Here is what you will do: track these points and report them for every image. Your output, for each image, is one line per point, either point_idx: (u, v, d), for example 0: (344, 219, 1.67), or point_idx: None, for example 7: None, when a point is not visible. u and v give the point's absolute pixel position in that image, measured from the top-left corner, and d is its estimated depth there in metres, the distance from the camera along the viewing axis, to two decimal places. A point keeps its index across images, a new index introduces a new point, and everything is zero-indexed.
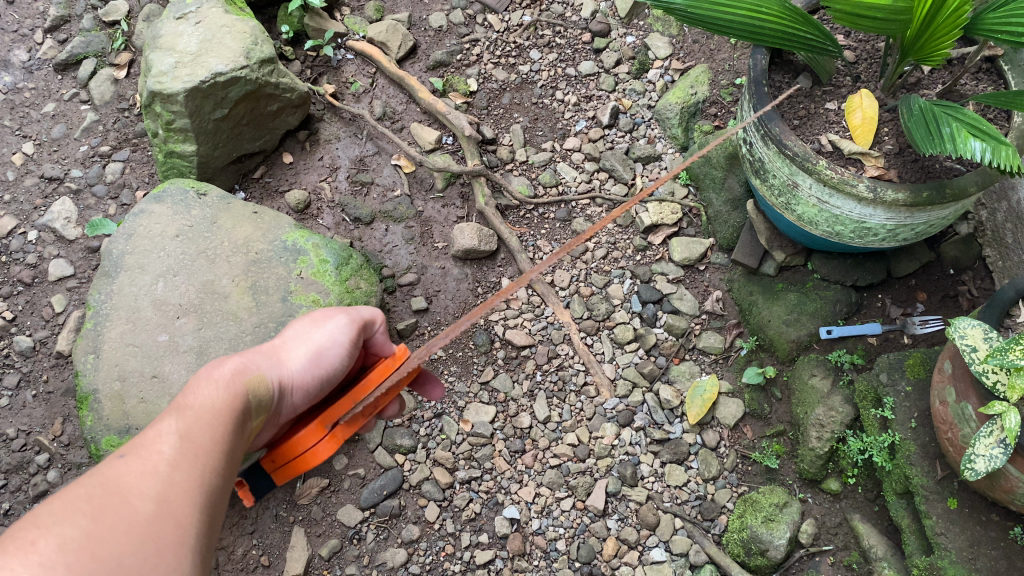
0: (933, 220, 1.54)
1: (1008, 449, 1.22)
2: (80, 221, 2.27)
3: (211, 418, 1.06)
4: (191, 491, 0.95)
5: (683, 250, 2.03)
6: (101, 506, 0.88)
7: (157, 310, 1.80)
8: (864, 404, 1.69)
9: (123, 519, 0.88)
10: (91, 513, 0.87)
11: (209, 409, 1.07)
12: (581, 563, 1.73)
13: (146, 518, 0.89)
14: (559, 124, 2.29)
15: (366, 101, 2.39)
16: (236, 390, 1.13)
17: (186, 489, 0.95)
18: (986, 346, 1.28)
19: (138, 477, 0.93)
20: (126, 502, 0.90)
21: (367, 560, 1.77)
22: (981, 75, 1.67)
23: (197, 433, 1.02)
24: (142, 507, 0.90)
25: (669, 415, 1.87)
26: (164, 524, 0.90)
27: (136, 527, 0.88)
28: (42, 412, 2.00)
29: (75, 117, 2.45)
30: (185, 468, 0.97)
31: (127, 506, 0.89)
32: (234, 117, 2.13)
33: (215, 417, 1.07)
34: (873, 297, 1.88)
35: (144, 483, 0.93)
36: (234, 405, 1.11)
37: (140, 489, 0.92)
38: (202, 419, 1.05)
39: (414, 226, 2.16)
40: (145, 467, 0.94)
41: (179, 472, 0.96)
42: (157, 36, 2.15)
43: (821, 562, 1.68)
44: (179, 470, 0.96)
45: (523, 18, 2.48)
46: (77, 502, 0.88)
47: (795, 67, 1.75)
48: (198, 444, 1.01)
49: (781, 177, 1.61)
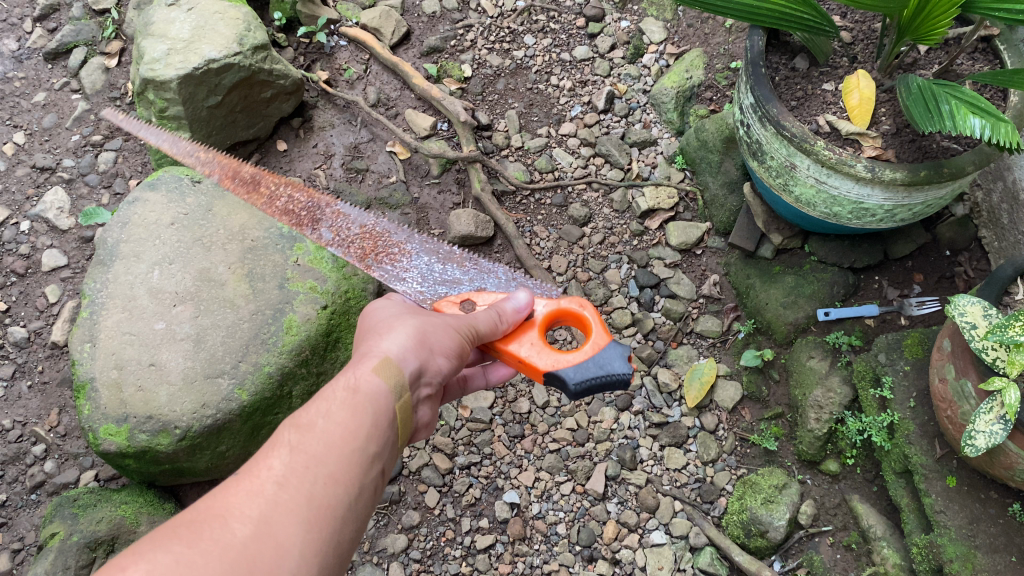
0: (930, 199, 1.54)
1: (1008, 425, 1.23)
2: (73, 211, 2.25)
3: (331, 423, 1.00)
4: (296, 508, 0.90)
5: (680, 234, 2.03)
6: (197, 531, 0.86)
7: (153, 298, 1.79)
8: (862, 384, 1.70)
9: (219, 542, 0.85)
10: (185, 539, 0.84)
11: (324, 416, 1.00)
12: (581, 547, 1.73)
13: (243, 541, 0.86)
14: (554, 109, 2.29)
15: (360, 87, 2.38)
16: (359, 390, 1.05)
17: (293, 507, 0.90)
18: (986, 323, 1.28)
19: (240, 499, 0.89)
20: (223, 525, 0.87)
21: (367, 546, 1.77)
22: (977, 55, 1.67)
23: (311, 443, 0.97)
24: (240, 531, 0.86)
25: (667, 398, 1.88)
26: (267, 544, 0.86)
27: (233, 551, 0.85)
28: (39, 403, 1.99)
29: (66, 106, 2.43)
30: (295, 484, 0.92)
31: (223, 529, 0.86)
32: (228, 104, 2.12)
33: (344, 420, 1.01)
34: (869, 279, 1.88)
35: (246, 505, 0.89)
36: (354, 402, 1.03)
37: (240, 512, 0.88)
38: (318, 424, 0.99)
39: (410, 213, 2.16)
40: (250, 488, 0.91)
41: (286, 490, 0.91)
42: (149, 22, 2.13)
43: (821, 543, 1.68)
44: (287, 487, 0.91)
45: (517, 3, 2.47)
46: (174, 531, 0.85)
47: (792, 49, 1.76)
48: (309, 455, 0.95)
49: (779, 158, 1.61)
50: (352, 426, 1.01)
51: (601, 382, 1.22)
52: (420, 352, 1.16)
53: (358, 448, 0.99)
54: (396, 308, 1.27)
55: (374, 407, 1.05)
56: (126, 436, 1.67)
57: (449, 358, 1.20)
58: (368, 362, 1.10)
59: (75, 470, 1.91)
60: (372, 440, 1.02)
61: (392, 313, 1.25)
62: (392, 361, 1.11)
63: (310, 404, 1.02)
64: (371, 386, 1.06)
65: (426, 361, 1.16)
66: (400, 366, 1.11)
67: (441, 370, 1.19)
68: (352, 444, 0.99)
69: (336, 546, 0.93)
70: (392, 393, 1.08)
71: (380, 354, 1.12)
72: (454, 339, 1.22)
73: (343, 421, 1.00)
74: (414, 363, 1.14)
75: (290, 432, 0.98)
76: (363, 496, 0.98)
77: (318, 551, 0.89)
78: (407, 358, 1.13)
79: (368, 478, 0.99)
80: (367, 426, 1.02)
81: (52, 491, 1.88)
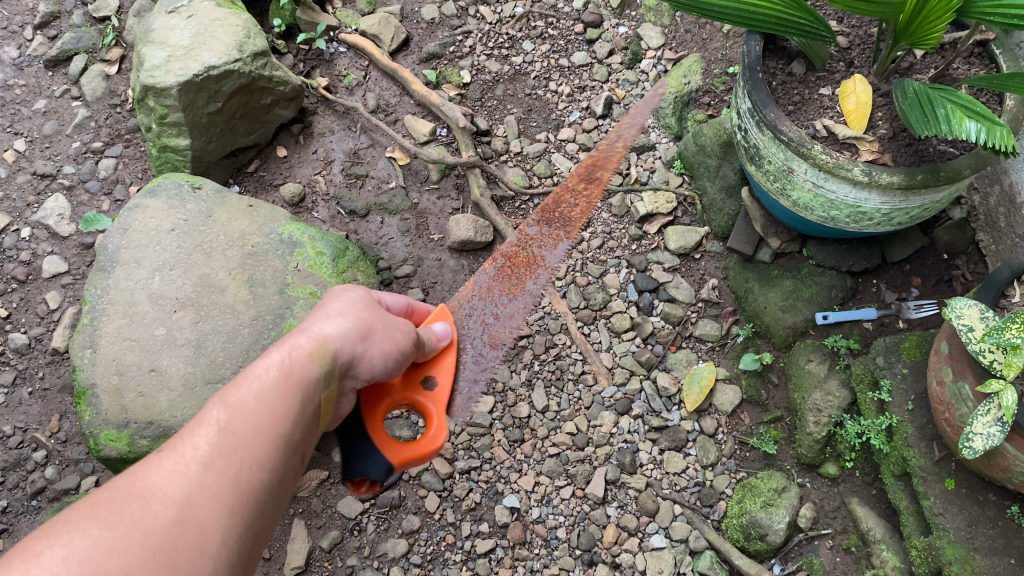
0: (928, 203, 1.55)
1: (1006, 427, 1.23)
2: (74, 218, 2.26)
3: (260, 408, 1.03)
4: (219, 491, 0.93)
5: (679, 239, 2.04)
6: (119, 512, 0.86)
7: (153, 304, 1.80)
8: (861, 388, 1.71)
9: (141, 523, 0.86)
10: (106, 520, 0.84)
11: (254, 398, 1.04)
12: (582, 551, 1.73)
13: (166, 522, 0.87)
14: (553, 115, 2.30)
15: (359, 93, 2.39)
16: (292, 373, 1.09)
17: (217, 491, 0.93)
18: (983, 326, 1.28)
19: (163, 479, 0.91)
20: (146, 505, 0.88)
21: (368, 551, 1.78)
22: (973, 60, 1.68)
23: (239, 425, 1.00)
24: (163, 513, 0.88)
25: (666, 402, 1.88)
26: (188, 526, 0.88)
27: (155, 532, 0.86)
28: (39, 409, 2.00)
29: (67, 113, 2.43)
30: (218, 467, 0.95)
31: (146, 510, 0.87)
32: (228, 111, 2.12)
33: (272, 405, 1.04)
34: (868, 283, 1.89)
35: (170, 486, 0.91)
36: (284, 387, 1.07)
37: (163, 492, 0.90)
38: (248, 408, 1.02)
39: (409, 219, 2.17)
40: (174, 468, 0.93)
41: (210, 472, 0.94)
42: (149, 30, 2.14)
43: (820, 546, 1.69)
44: (211, 470, 0.94)
45: (516, 9, 2.48)
46: (95, 507, 0.85)
47: (789, 54, 1.76)
48: (235, 439, 0.98)
49: (777, 162, 1.62)
50: (277, 416, 1.04)
51: (354, 450, 1.31)
52: (357, 346, 1.20)
53: (282, 435, 1.03)
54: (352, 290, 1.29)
55: (302, 396, 1.08)
56: (127, 442, 1.67)
57: (383, 362, 1.24)
58: (306, 343, 1.13)
59: (76, 476, 1.91)
60: (297, 426, 1.06)
61: (344, 296, 1.27)
62: (329, 349, 1.15)
63: (241, 384, 1.05)
64: (304, 372, 1.10)
65: (361, 355, 1.20)
66: (335, 354, 1.15)
67: (372, 370, 1.23)
68: (278, 431, 1.03)
69: (253, 529, 0.96)
70: (321, 382, 1.12)
71: (321, 343, 1.14)
72: (394, 347, 1.26)
73: (270, 406, 1.04)
74: (348, 356, 1.18)
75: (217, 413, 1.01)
76: (282, 481, 1.02)
77: (236, 534, 0.92)
78: (345, 348, 1.17)
79: (288, 463, 1.03)
80: (291, 416, 1.06)
81: (53, 497, 1.89)
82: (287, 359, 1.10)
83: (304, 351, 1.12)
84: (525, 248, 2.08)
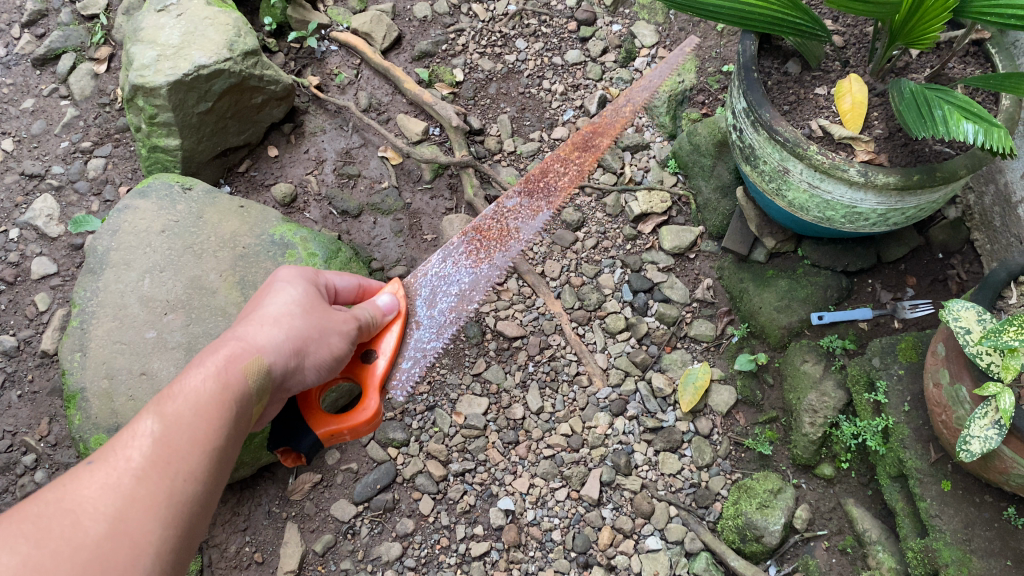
0: (924, 203, 1.54)
1: (1003, 430, 1.22)
2: (63, 218, 2.24)
3: (198, 416, 1.06)
4: (152, 506, 0.96)
5: (673, 239, 2.03)
6: (47, 528, 0.90)
7: (144, 306, 1.78)
8: (856, 389, 1.70)
9: (69, 540, 0.90)
10: (33, 538, 0.89)
11: (191, 409, 1.06)
12: (577, 553, 1.72)
13: (95, 540, 0.91)
14: (546, 113, 2.28)
15: (351, 92, 2.37)
16: (230, 385, 1.12)
17: (152, 500, 0.97)
18: (980, 328, 1.28)
19: (94, 493, 0.94)
20: (77, 522, 0.92)
21: (361, 554, 1.76)
22: (969, 59, 1.67)
23: (174, 437, 1.03)
24: (94, 529, 0.92)
25: (661, 403, 1.87)
26: (119, 542, 0.92)
27: (85, 549, 0.90)
28: (28, 412, 1.97)
29: (55, 112, 2.41)
30: (153, 480, 0.98)
31: (76, 525, 0.91)
32: (219, 110, 2.10)
33: (208, 418, 1.07)
34: (863, 282, 1.88)
35: (101, 500, 0.94)
36: (220, 400, 1.09)
37: (95, 506, 0.93)
38: (184, 417, 1.05)
39: (402, 219, 2.15)
40: (107, 480, 0.96)
41: (143, 485, 0.97)
42: (138, 29, 2.12)
43: (816, 547, 1.68)
44: (145, 483, 0.97)
45: (509, 8, 2.46)
46: (23, 523, 0.90)
47: (784, 53, 1.75)
48: (171, 450, 1.01)
49: (772, 163, 1.61)
50: (213, 423, 1.07)
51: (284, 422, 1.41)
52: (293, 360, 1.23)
53: (217, 447, 1.06)
54: (291, 287, 1.31)
55: (236, 403, 1.12)
56: None
57: (318, 373, 1.29)
58: (244, 356, 1.16)
59: None
60: (231, 437, 1.10)
61: (283, 297, 1.29)
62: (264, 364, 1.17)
63: (177, 394, 1.07)
64: (239, 386, 1.13)
65: (296, 367, 1.24)
66: (269, 367, 1.18)
67: (306, 379, 1.28)
68: (213, 443, 1.06)
69: (188, 538, 1.01)
70: (253, 395, 1.15)
71: (258, 353, 1.18)
72: (332, 351, 1.29)
73: (205, 419, 1.06)
74: (283, 368, 1.21)
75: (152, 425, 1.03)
76: (217, 490, 1.06)
77: (170, 546, 0.96)
78: (278, 361, 1.20)
79: (223, 471, 1.07)
80: (227, 423, 1.09)
81: None
82: (223, 371, 1.13)
83: (240, 357, 1.16)
84: (502, 220, 2.06)
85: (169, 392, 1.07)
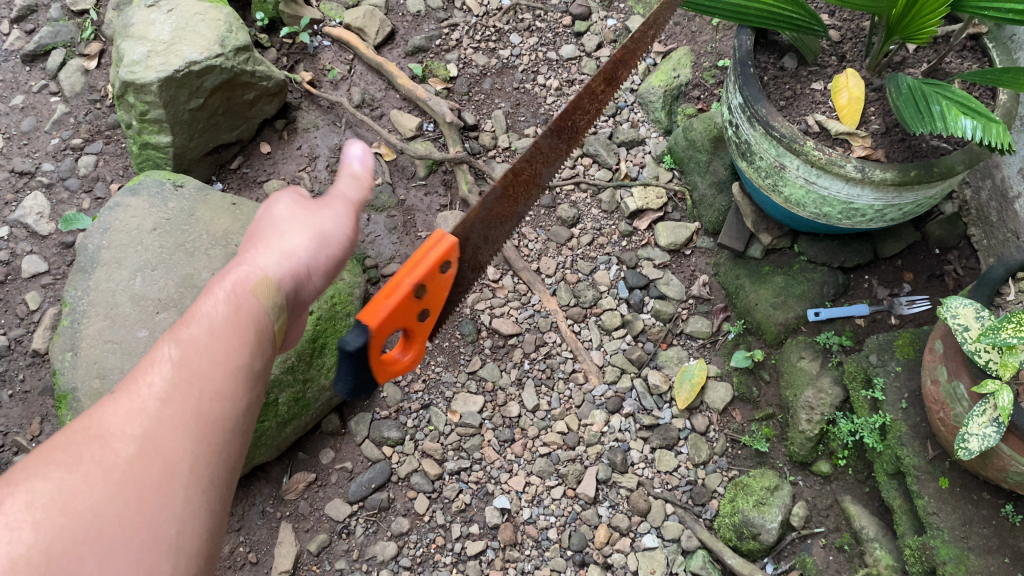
0: (921, 199, 1.53)
1: (1002, 427, 1.22)
2: (53, 216, 2.22)
3: (214, 337, 0.91)
4: (181, 424, 0.83)
5: (669, 235, 2.02)
6: (71, 461, 0.79)
7: (136, 305, 1.76)
8: (854, 385, 1.69)
9: (98, 468, 0.78)
10: (60, 466, 0.78)
11: (208, 330, 0.92)
12: (573, 551, 1.72)
13: (125, 464, 0.79)
14: (541, 109, 2.27)
15: (344, 88, 2.35)
16: (251, 297, 0.96)
17: (177, 423, 0.83)
18: (978, 325, 1.27)
19: (118, 418, 0.82)
20: (103, 447, 0.80)
21: (356, 554, 1.75)
22: (966, 53, 1.65)
23: (192, 357, 0.89)
24: (123, 452, 0.80)
25: (657, 400, 1.86)
26: (151, 463, 0.80)
27: (111, 480, 0.78)
28: (20, 412, 1.96)
29: (45, 109, 2.38)
30: (175, 401, 0.84)
31: (104, 450, 0.80)
32: (210, 107, 2.08)
33: (225, 336, 0.92)
34: (860, 278, 1.87)
35: (126, 421, 0.82)
36: (241, 314, 0.95)
37: (122, 430, 0.81)
38: (199, 339, 0.91)
39: (396, 216, 2.13)
40: (128, 406, 0.83)
41: (167, 406, 0.84)
42: (128, 24, 2.09)
43: (813, 544, 1.68)
44: (167, 405, 0.84)
45: (503, 2, 2.44)
46: (48, 454, 0.79)
47: (780, 48, 1.74)
48: (192, 369, 0.87)
49: (768, 158, 1.60)
50: (235, 343, 0.93)
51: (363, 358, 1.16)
52: (314, 258, 1.05)
53: (240, 365, 0.91)
54: (282, 197, 1.10)
55: (255, 323, 0.96)
56: None
57: (328, 276, 1.09)
58: (249, 276, 0.99)
59: None
60: (258, 355, 0.95)
61: (276, 207, 1.08)
62: (274, 278, 1.00)
63: (194, 320, 0.93)
64: (253, 306, 0.96)
65: (311, 273, 1.06)
66: (281, 286, 1.01)
67: (319, 288, 1.08)
68: (234, 360, 0.91)
69: (229, 468, 0.87)
70: (275, 310, 0.99)
71: (262, 267, 1.01)
72: (338, 249, 1.09)
73: (226, 333, 0.92)
74: (299, 263, 1.04)
75: (166, 352, 0.89)
76: (252, 409, 0.91)
77: (209, 470, 0.83)
78: (299, 259, 1.04)
79: (256, 384, 0.93)
80: (252, 338, 0.94)
81: None
82: (232, 291, 0.96)
83: (247, 276, 0.98)
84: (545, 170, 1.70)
85: (183, 316, 0.93)
